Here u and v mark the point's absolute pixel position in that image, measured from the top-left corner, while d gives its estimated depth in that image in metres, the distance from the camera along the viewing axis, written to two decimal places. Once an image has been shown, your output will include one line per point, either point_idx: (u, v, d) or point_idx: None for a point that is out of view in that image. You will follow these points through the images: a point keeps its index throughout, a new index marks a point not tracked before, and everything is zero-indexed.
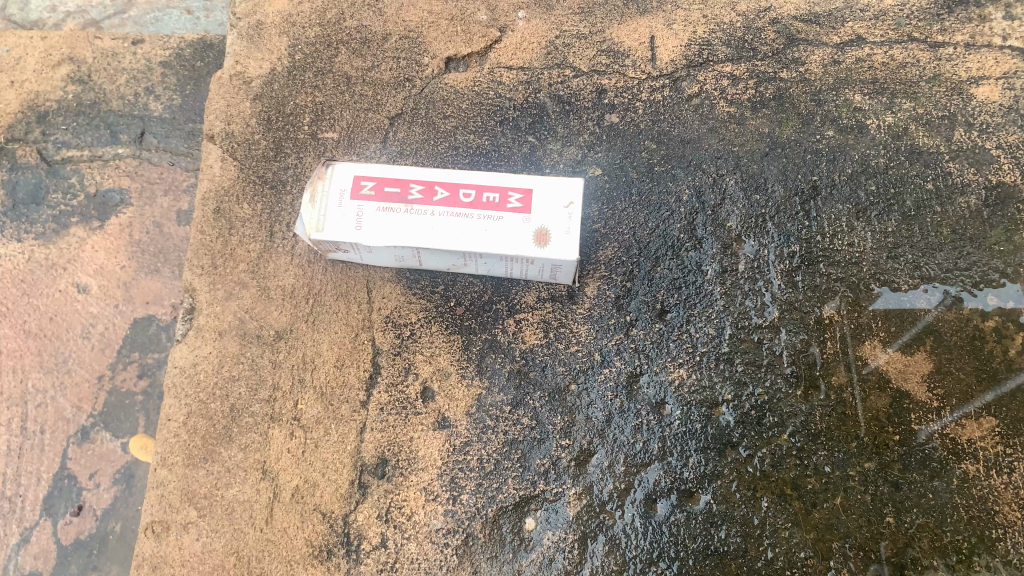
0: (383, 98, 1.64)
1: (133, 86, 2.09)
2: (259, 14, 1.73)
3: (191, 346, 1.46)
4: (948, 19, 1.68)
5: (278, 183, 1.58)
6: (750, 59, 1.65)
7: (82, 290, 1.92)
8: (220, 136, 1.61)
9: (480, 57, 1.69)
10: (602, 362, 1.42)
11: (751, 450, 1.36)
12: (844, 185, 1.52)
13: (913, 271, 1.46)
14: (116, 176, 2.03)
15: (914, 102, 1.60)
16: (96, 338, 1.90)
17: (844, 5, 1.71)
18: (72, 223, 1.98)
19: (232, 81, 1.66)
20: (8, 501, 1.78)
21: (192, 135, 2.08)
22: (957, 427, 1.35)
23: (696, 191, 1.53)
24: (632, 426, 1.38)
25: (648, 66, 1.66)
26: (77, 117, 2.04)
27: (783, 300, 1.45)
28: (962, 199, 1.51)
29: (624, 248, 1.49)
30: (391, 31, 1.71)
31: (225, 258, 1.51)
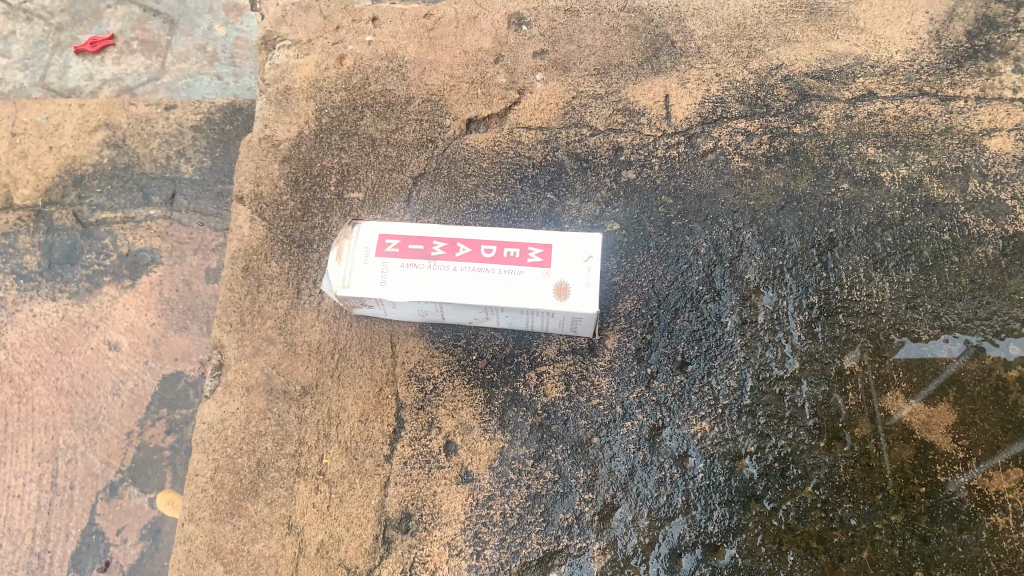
0: (406, 159, 1.70)
1: (166, 149, 2.20)
2: (287, 81, 1.81)
3: (219, 401, 1.49)
4: (958, 73, 1.72)
5: (305, 242, 1.62)
6: (763, 115, 1.70)
7: (113, 347, 1.96)
8: (249, 196, 1.67)
9: (499, 117, 1.74)
10: (624, 415, 1.43)
11: (775, 503, 1.36)
12: (860, 237, 1.54)
13: (933, 321, 1.47)
14: (148, 236, 2.10)
15: (927, 154, 1.62)
16: (126, 394, 1.93)
17: (854, 62, 1.75)
18: (105, 282, 2.03)
19: (261, 144, 1.73)
20: (37, 556, 1.78)
21: (221, 195, 2.16)
22: (984, 478, 1.34)
23: (714, 245, 1.56)
24: (655, 479, 1.38)
25: (663, 123, 1.70)
26: (112, 180, 2.15)
27: (803, 351, 1.45)
28: (980, 249, 1.52)
29: (643, 301, 1.51)
30: (414, 94, 1.77)
31: (253, 315, 1.55)
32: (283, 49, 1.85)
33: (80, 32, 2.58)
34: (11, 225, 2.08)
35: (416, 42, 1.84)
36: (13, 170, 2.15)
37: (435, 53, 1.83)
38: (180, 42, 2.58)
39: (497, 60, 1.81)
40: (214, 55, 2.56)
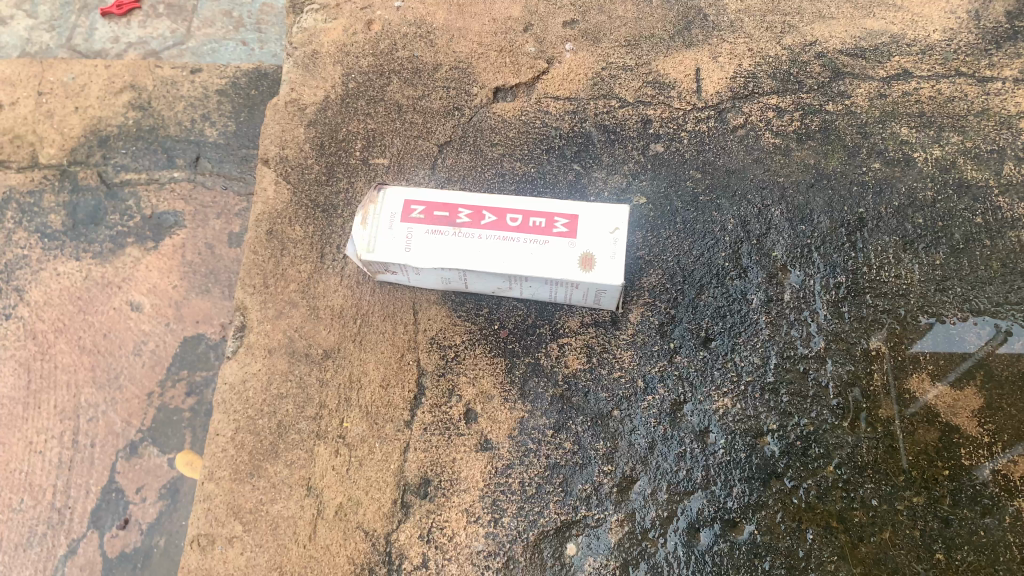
0: (433, 126, 1.69)
1: (191, 113, 2.20)
2: (315, 45, 1.79)
3: (241, 362, 1.49)
4: (996, 54, 1.68)
5: (329, 207, 1.61)
6: (795, 92, 1.67)
7: (135, 308, 1.97)
8: (274, 160, 1.67)
9: (527, 87, 1.72)
10: (646, 389, 1.42)
11: (796, 481, 1.35)
12: (890, 218, 1.52)
13: (962, 304, 1.45)
14: (171, 199, 2.11)
15: (961, 136, 1.60)
16: (147, 355, 1.94)
17: (889, 40, 1.72)
18: (128, 243, 2.04)
19: (288, 108, 1.72)
20: (57, 512, 1.80)
21: (245, 160, 2.17)
22: (1009, 463, 1.32)
23: (741, 221, 1.54)
24: (675, 453, 1.38)
25: (693, 97, 1.68)
26: (136, 142, 2.16)
27: (829, 331, 1.44)
28: (1013, 233, 1.49)
29: (668, 276, 1.50)
30: (441, 62, 1.76)
31: (277, 278, 1.55)
32: (311, 14, 1.84)
33: None
34: (36, 184, 2.08)
35: (445, 9, 1.83)
36: (39, 130, 2.15)
37: (463, 21, 1.81)
38: (206, 6, 2.57)
39: (526, 29, 1.79)
40: (240, 20, 2.55)
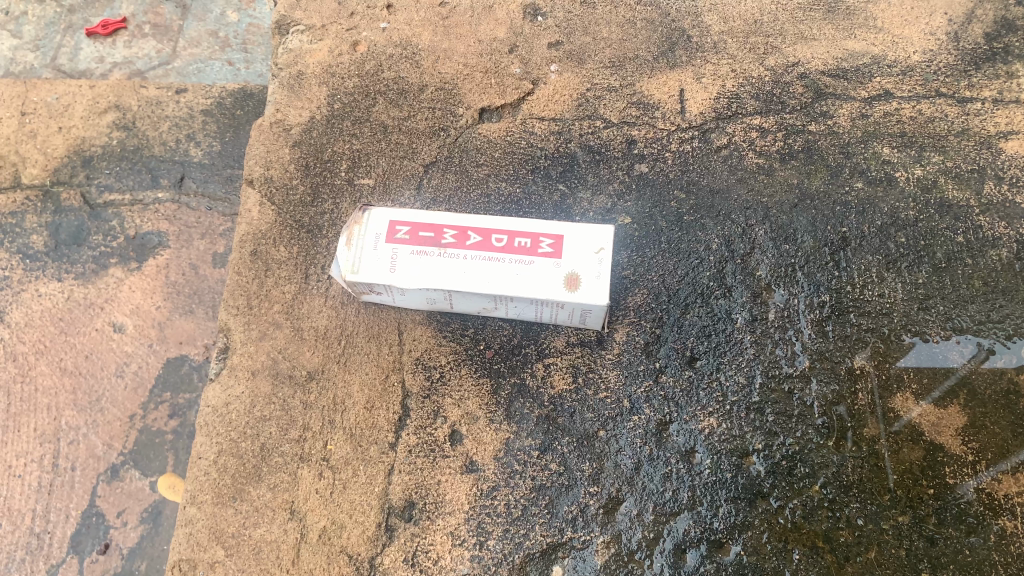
0: (418, 147, 1.68)
1: (176, 133, 2.19)
2: (300, 65, 1.79)
3: (225, 385, 1.48)
4: (976, 75, 1.70)
5: (313, 227, 1.61)
6: (778, 112, 1.68)
7: (117, 330, 1.95)
8: (259, 181, 1.66)
9: (513, 108, 1.73)
10: (632, 409, 1.42)
11: (781, 501, 1.34)
12: (873, 237, 1.53)
13: (945, 323, 1.46)
14: (155, 219, 2.09)
15: (942, 155, 1.61)
16: (130, 376, 1.92)
17: (871, 61, 1.74)
18: (111, 264, 2.02)
19: (272, 128, 1.72)
20: (36, 537, 1.77)
21: (230, 180, 2.15)
22: (994, 481, 1.32)
23: (725, 241, 1.55)
24: (661, 474, 1.37)
25: (678, 118, 1.69)
26: (121, 162, 2.14)
27: (814, 350, 1.44)
28: (994, 251, 1.51)
29: (653, 295, 1.51)
30: (427, 83, 1.76)
31: (261, 299, 1.54)
32: (296, 35, 1.84)
33: (92, 14, 2.58)
34: (18, 205, 2.06)
35: (431, 30, 1.83)
36: (22, 150, 2.13)
37: (449, 42, 1.81)
38: (191, 27, 2.57)
39: (511, 50, 1.79)
40: (226, 40, 2.56)
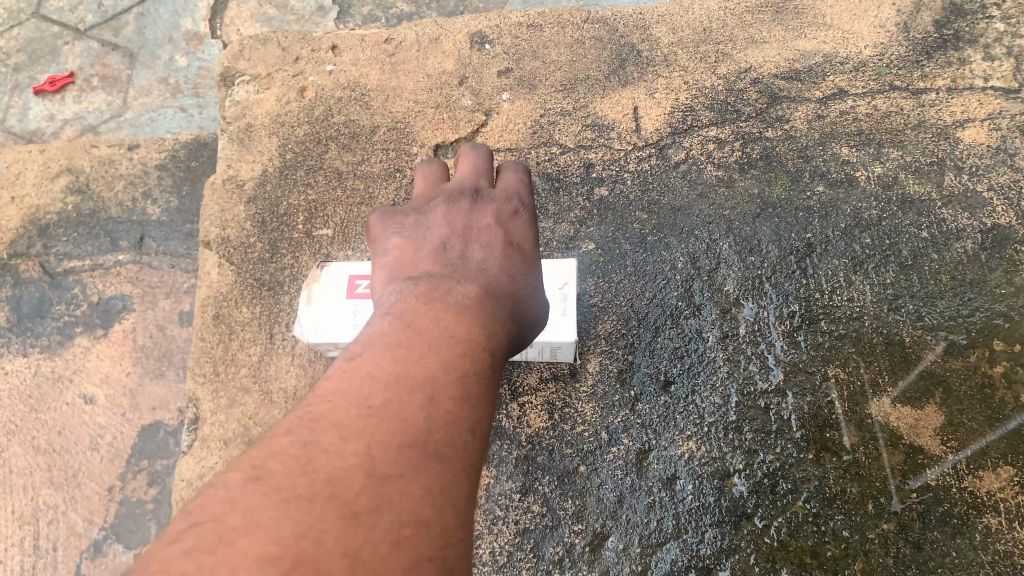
0: (375, 191, 1.64)
1: (131, 192, 2.16)
2: (247, 117, 1.77)
3: (197, 457, 1.45)
4: (928, 65, 1.69)
5: (275, 284, 1.58)
6: (734, 121, 1.66)
7: (88, 401, 1.90)
8: (215, 242, 1.64)
9: (467, 141, 1.70)
10: (610, 440, 1.40)
11: (766, 520, 1.32)
12: (838, 240, 1.52)
13: (916, 321, 1.44)
14: (117, 283, 2.05)
15: (901, 150, 1.60)
16: (105, 449, 1.87)
17: (823, 60, 1.72)
18: (76, 333, 1.98)
19: (225, 186, 1.69)
20: None
21: (190, 236, 2.12)
22: (976, 479, 1.31)
23: (691, 258, 1.53)
24: (644, 504, 1.35)
25: (634, 136, 1.66)
26: (78, 228, 2.11)
27: (788, 362, 1.42)
28: (959, 244, 1.49)
29: (623, 320, 1.49)
30: (378, 123, 1.73)
31: (226, 365, 1.52)
32: (242, 85, 1.82)
33: (37, 71, 2.53)
34: None
35: (377, 68, 1.80)
36: None
37: (397, 79, 1.79)
38: (141, 75, 2.52)
39: (460, 82, 1.77)
40: (177, 87, 2.49)
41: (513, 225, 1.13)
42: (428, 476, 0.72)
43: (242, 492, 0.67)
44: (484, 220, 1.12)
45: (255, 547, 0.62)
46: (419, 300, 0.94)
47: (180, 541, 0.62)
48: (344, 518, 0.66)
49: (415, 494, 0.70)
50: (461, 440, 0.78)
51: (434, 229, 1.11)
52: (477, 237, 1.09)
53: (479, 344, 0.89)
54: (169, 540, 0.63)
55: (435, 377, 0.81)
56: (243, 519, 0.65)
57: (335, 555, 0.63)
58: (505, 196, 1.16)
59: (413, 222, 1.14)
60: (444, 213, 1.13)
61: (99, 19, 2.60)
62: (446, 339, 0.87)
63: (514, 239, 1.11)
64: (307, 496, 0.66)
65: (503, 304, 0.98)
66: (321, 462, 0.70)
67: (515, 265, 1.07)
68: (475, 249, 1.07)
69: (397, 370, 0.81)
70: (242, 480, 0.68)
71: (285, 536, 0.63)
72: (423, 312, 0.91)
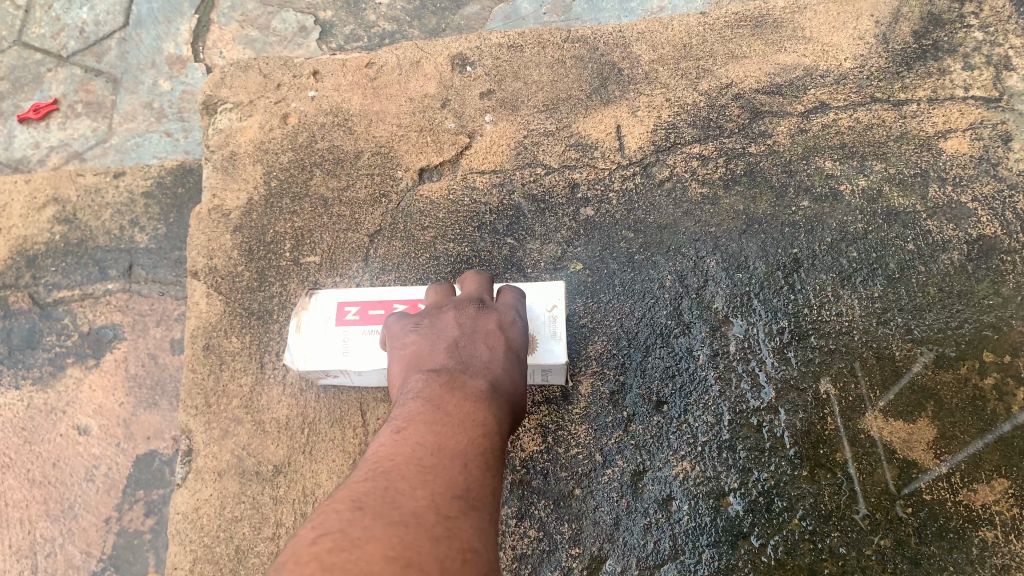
0: (361, 217, 1.65)
1: (119, 220, 2.17)
2: (231, 145, 1.78)
3: (192, 490, 1.46)
4: (909, 76, 1.70)
5: (264, 313, 1.58)
6: (716, 137, 1.67)
7: (82, 432, 1.90)
8: (203, 271, 1.64)
9: (452, 164, 1.70)
10: (605, 462, 1.41)
11: (763, 539, 1.33)
12: (825, 255, 1.53)
13: (906, 335, 1.45)
14: (107, 312, 2.06)
15: (884, 163, 1.61)
16: (100, 479, 1.87)
17: (803, 73, 1.73)
18: (68, 363, 1.98)
19: (211, 215, 1.70)
20: None
21: (179, 263, 2.13)
22: (970, 492, 1.32)
23: (679, 276, 1.54)
24: (641, 526, 1.37)
25: (618, 155, 1.67)
26: (66, 257, 2.11)
27: (779, 379, 1.43)
28: (945, 255, 1.51)
29: (614, 341, 1.49)
30: (363, 148, 1.73)
31: (218, 396, 1.52)
32: (225, 113, 1.82)
33: (21, 98, 2.54)
34: None
35: (361, 93, 1.81)
36: None
37: (380, 103, 1.79)
38: (125, 100, 2.52)
39: (443, 105, 1.77)
40: (162, 111, 2.50)
41: (514, 330, 1.25)
42: (477, 522, 0.91)
43: (353, 516, 0.86)
44: (490, 322, 1.25)
45: (376, 551, 0.80)
46: (440, 392, 1.11)
47: (318, 545, 0.81)
48: (426, 540, 0.83)
49: (470, 531, 0.88)
50: (490, 499, 0.97)
51: (446, 328, 1.24)
52: (485, 338, 1.22)
53: (492, 433, 1.06)
54: (306, 546, 0.82)
55: (466, 453, 0.99)
56: (349, 542, 0.81)
57: (436, 563, 0.81)
58: (507, 304, 1.29)
59: (427, 320, 1.26)
60: (454, 317, 1.26)
61: (81, 45, 2.59)
62: (466, 426, 1.05)
63: (515, 341, 1.24)
64: (401, 521, 0.85)
65: (505, 402, 1.14)
66: (403, 500, 0.88)
67: (516, 364, 1.21)
68: (481, 348, 1.20)
69: (438, 444, 1.00)
70: (346, 510, 0.87)
71: (396, 545, 0.81)
72: (444, 405, 1.08)
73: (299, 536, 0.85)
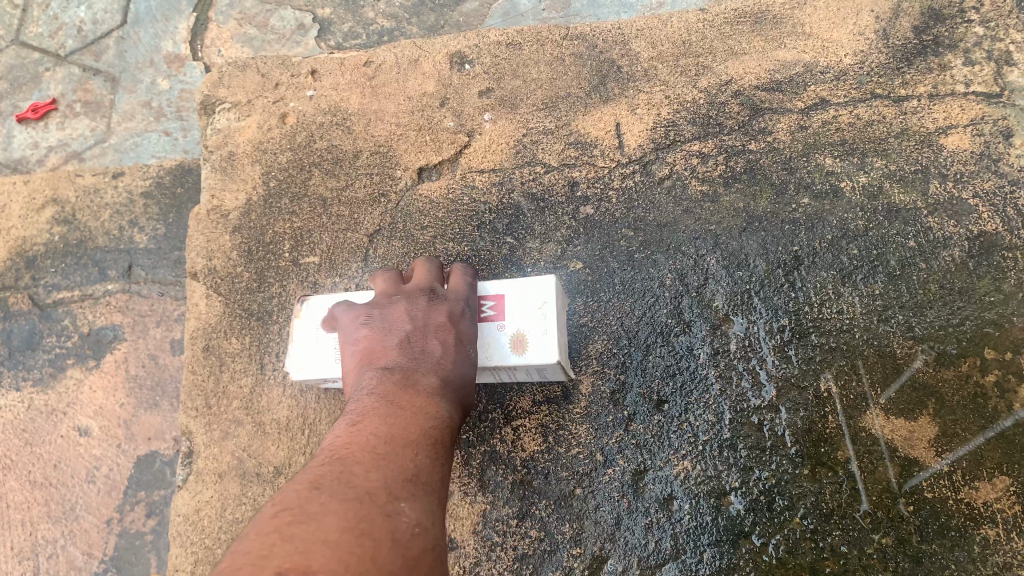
0: (360, 217, 1.65)
1: (118, 221, 2.16)
2: (230, 146, 1.78)
3: (193, 491, 1.47)
4: (909, 71, 1.69)
5: (264, 313, 1.58)
6: (716, 135, 1.67)
7: (83, 433, 1.90)
8: (203, 273, 1.65)
9: (451, 163, 1.70)
10: (606, 462, 1.41)
11: (764, 538, 1.33)
12: (825, 252, 1.52)
13: (907, 332, 1.44)
14: (107, 312, 2.06)
15: (885, 159, 1.60)
16: (102, 481, 1.87)
17: (803, 69, 1.73)
18: (68, 364, 1.99)
19: (210, 216, 1.70)
20: None
21: (178, 263, 2.12)
22: (972, 490, 1.32)
23: (679, 275, 1.53)
24: (642, 526, 1.37)
25: (617, 154, 1.67)
26: (65, 258, 2.11)
27: (779, 377, 1.43)
28: (947, 252, 1.50)
29: (614, 339, 1.49)
30: (362, 148, 1.73)
31: (218, 397, 1.53)
32: (223, 113, 1.83)
33: (19, 98, 2.54)
34: None
35: (359, 92, 1.80)
36: None
37: (379, 102, 1.79)
38: (123, 99, 2.52)
39: (442, 103, 1.77)
40: (160, 110, 2.49)
41: (465, 322, 1.27)
42: (427, 502, 0.98)
43: (310, 495, 0.93)
44: (444, 316, 1.27)
45: (332, 523, 0.88)
46: (394, 388, 1.16)
47: (279, 518, 0.89)
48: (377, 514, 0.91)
49: (420, 510, 0.96)
50: (441, 483, 1.04)
51: (398, 323, 1.27)
52: (436, 332, 1.25)
53: (443, 426, 1.12)
54: (269, 520, 0.90)
55: (418, 442, 1.07)
56: (308, 514, 0.89)
57: (387, 536, 0.88)
58: (456, 296, 1.30)
59: (379, 314, 1.29)
60: (406, 310, 1.28)
61: (79, 44, 2.58)
62: (419, 419, 1.11)
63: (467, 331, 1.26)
64: (355, 498, 0.93)
65: (456, 396, 1.19)
66: (357, 480, 0.96)
67: (467, 357, 1.24)
68: (433, 343, 1.23)
69: (391, 433, 1.07)
70: (305, 488, 0.95)
71: (351, 517, 0.89)
72: (398, 400, 1.13)
73: (261, 513, 0.93)
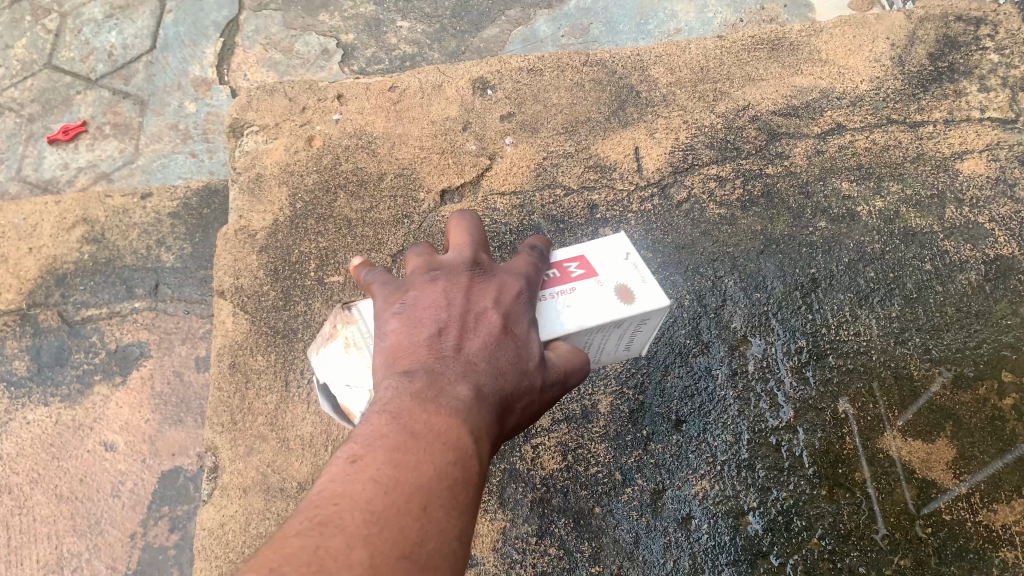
0: (384, 237, 1.68)
1: (145, 240, 2.22)
2: (257, 167, 1.82)
3: (217, 506, 1.48)
4: (925, 98, 1.72)
5: (289, 331, 1.61)
6: (734, 159, 1.69)
7: (109, 448, 1.94)
8: (229, 291, 1.67)
9: (473, 185, 1.73)
10: (624, 481, 1.42)
11: (782, 558, 1.34)
12: (843, 275, 1.54)
13: (924, 354, 1.46)
14: (134, 330, 2.10)
15: (901, 184, 1.62)
16: (126, 495, 1.90)
17: (820, 95, 1.76)
18: (95, 380, 2.03)
19: (238, 236, 1.73)
20: None
21: (204, 282, 2.18)
22: (990, 513, 1.33)
23: (697, 296, 1.55)
24: (661, 545, 1.37)
25: (636, 176, 1.70)
26: (94, 276, 2.16)
27: (797, 398, 1.45)
28: (963, 276, 1.52)
29: (633, 359, 1.51)
30: (386, 170, 1.77)
31: (243, 413, 1.55)
32: (251, 135, 1.87)
33: (50, 120, 2.60)
34: None
35: (384, 116, 1.85)
36: None
37: (403, 126, 1.83)
38: (151, 122, 2.57)
39: (465, 127, 1.81)
40: (187, 133, 2.55)
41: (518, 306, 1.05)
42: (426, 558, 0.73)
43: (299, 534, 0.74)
44: (483, 302, 1.03)
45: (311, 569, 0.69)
46: (413, 401, 0.89)
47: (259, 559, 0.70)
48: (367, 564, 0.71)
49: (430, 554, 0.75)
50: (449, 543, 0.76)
51: (430, 308, 1.01)
52: (477, 323, 1.00)
53: (469, 454, 0.85)
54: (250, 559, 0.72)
55: (431, 477, 0.80)
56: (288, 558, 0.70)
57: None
58: (516, 272, 1.10)
59: (411, 300, 1.03)
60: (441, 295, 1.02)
61: (109, 68, 2.65)
62: (439, 441, 0.84)
63: (515, 323, 1.02)
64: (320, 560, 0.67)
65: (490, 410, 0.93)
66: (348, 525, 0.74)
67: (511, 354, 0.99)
68: (472, 336, 0.99)
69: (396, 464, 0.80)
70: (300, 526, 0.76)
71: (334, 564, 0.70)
72: (416, 416, 0.87)
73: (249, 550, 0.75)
